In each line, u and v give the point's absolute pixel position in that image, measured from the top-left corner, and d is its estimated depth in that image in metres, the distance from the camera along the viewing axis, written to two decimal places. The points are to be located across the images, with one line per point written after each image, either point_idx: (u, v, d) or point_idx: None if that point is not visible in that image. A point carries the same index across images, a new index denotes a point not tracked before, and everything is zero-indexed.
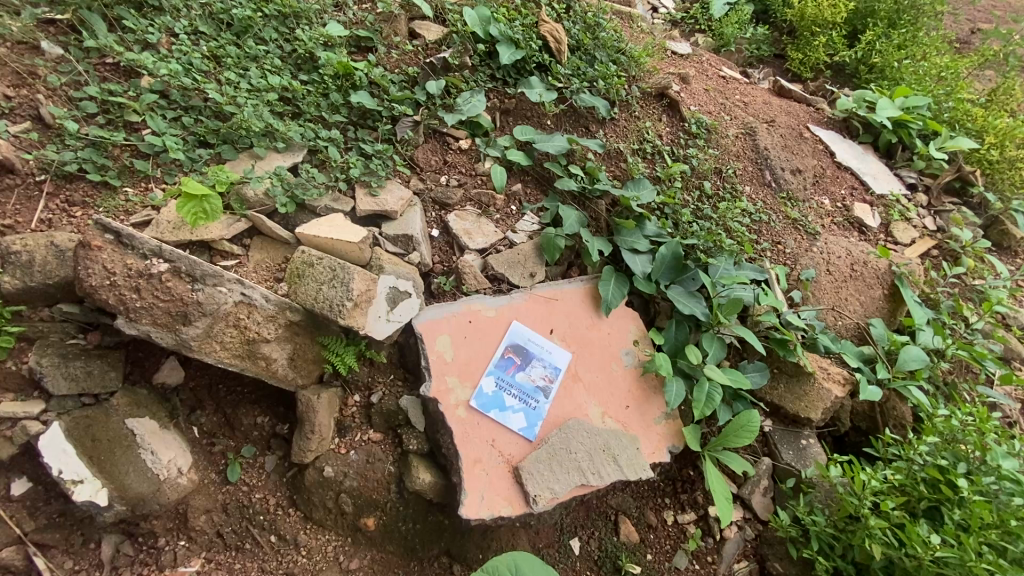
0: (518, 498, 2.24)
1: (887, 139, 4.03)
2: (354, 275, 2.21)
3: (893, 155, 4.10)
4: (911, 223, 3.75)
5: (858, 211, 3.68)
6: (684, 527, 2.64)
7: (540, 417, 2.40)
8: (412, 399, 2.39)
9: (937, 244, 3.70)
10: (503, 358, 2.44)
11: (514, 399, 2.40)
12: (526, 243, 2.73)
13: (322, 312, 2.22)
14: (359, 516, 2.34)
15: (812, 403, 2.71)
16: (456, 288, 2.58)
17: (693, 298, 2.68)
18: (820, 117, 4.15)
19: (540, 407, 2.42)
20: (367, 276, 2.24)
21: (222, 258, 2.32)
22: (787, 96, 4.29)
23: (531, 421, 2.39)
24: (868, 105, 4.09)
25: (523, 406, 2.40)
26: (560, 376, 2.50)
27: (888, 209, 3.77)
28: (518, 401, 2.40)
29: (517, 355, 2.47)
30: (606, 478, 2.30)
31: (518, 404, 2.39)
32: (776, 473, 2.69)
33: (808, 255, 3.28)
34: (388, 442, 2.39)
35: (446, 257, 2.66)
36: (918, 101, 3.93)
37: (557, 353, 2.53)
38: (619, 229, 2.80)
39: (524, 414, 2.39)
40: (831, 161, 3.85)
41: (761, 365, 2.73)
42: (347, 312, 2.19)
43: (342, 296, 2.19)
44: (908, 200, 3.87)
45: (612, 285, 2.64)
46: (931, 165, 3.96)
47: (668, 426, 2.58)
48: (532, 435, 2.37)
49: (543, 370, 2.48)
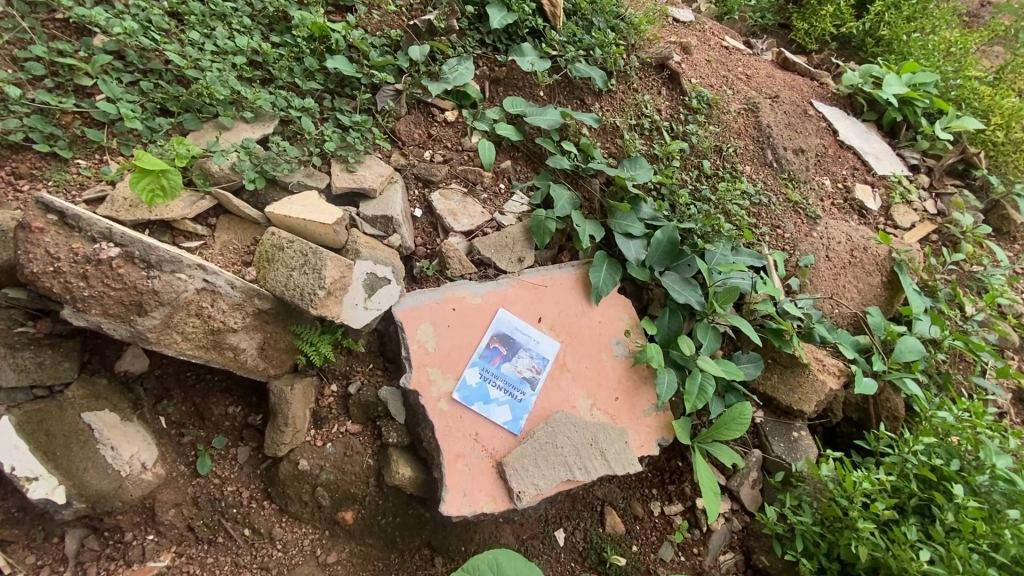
0: (501, 494, 2.14)
1: (892, 117, 3.87)
2: (327, 264, 2.02)
3: (897, 134, 3.95)
4: (911, 206, 3.65)
5: (858, 193, 3.57)
6: (670, 518, 2.59)
7: (526, 409, 2.29)
8: (392, 390, 2.28)
9: (936, 229, 3.61)
10: (488, 347, 2.32)
11: (499, 391, 2.28)
12: (514, 225, 2.56)
13: (292, 300, 2.03)
14: (337, 510, 2.26)
15: (805, 395, 2.62)
16: (440, 273, 2.43)
17: (688, 285, 2.58)
18: (824, 92, 3.96)
19: (527, 399, 2.30)
20: (342, 263, 2.07)
21: (186, 239, 2.15)
22: (791, 69, 4.09)
23: (517, 414, 2.27)
24: (874, 80, 3.91)
25: (509, 398, 2.28)
26: (548, 367, 2.38)
27: (890, 190, 3.66)
28: (503, 393, 2.28)
29: (503, 345, 2.34)
30: (593, 474, 2.21)
31: (503, 396, 2.28)
32: (765, 465, 2.63)
33: (807, 240, 3.15)
34: (367, 434, 2.29)
35: (429, 239, 2.50)
36: (925, 77, 3.78)
37: (545, 343, 2.41)
38: (613, 212, 2.67)
39: (510, 407, 2.27)
40: (833, 140, 3.70)
41: (755, 356, 2.63)
42: (319, 301, 2.01)
43: (313, 284, 2.01)
44: (909, 181, 3.76)
45: (604, 271, 2.51)
46: (935, 146, 3.83)
47: (659, 418, 2.46)
48: (518, 428, 2.25)
49: (529, 362, 2.36)
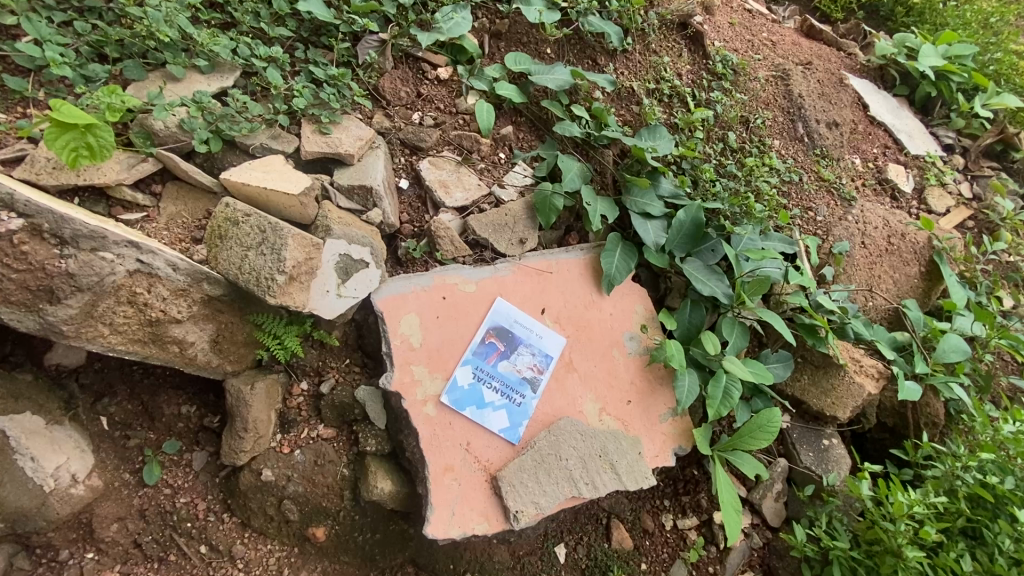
0: (495, 513, 1.85)
1: (926, 92, 3.50)
2: (288, 244, 1.64)
3: (930, 110, 3.59)
4: (946, 189, 3.31)
5: (892, 174, 3.22)
6: (684, 533, 2.32)
7: (525, 414, 1.98)
8: (370, 390, 1.96)
9: (973, 215, 3.28)
10: (483, 343, 2.00)
11: (494, 394, 1.97)
12: (516, 201, 2.21)
13: (247, 287, 1.67)
14: (307, 525, 1.97)
15: (840, 400, 2.32)
16: (429, 255, 2.10)
17: (713, 274, 2.24)
18: (853, 64, 3.56)
19: (526, 403, 2.00)
20: (307, 243, 1.69)
21: (125, 210, 1.81)
22: (816, 38, 3.67)
23: (515, 419, 1.97)
24: (908, 50, 3.53)
25: (506, 402, 1.98)
26: (552, 365, 2.07)
27: (923, 172, 3.31)
28: (500, 396, 1.97)
29: (501, 341, 2.03)
30: (601, 490, 1.91)
31: (500, 400, 1.97)
32: (791, 476, 2.35)
33: (842, 225, 2.81)
34: (342, 440, 1.99)
35: (417, 215, 2.15)
36: (963, 49, 3.41)
37: (549, 338, 2.09)
38: (629, 188, 2.33)
39: (507, 412, 1.97)
40: (864, 115, 3.33)
41: (786, 355, 2.32)
42: (278, 291, 1.66)
43: (269, 269, 1.64)
44: (944, 162, 3.41)
45: (617, 256, 2.18)
46: (971, 124, 3.48)
47: (676, 425, 2.16)
48: (515, 436, 1.95)
49: (530, 360, 2.05)
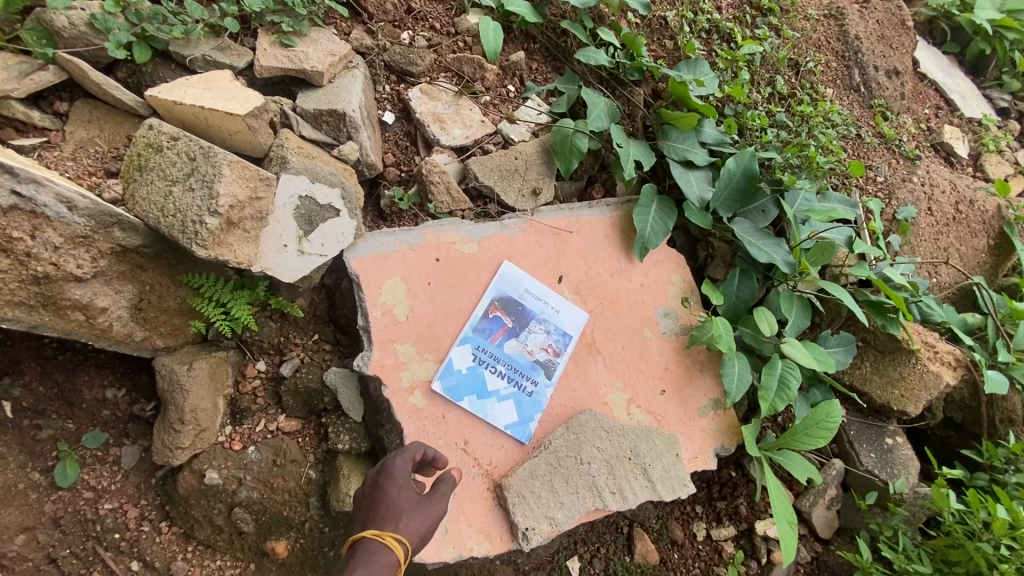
0: (499, 529, 1.48)
1: (977, 49, 3.05)
2: (224, 173, 1.18)
3: (985, 69, 3.14)
4: (1009, 155, 2.90)
5: (948, 137, 2.78)
6: (719, 546, 1.95)
7: (537, 406, 1.59)
8: (344, 373, 1.56)
9: None
10: (486, 317, 1.59)
11: (500, 381, 1.58)
12: (528, 141, 1.77)
13: (168, 233, 1.21)
14: (264, 538, 1.59)
15: (910, 392, 1.94)
16: (420, 207, 1.68)
17: (767, 237, 1.83)
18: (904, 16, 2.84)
19: (539, 392, 1.61)
20: (253, 176, 1.24)
21: (20, 134, 1.38)
22: None
23: (525, 412, 1.58)
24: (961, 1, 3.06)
25: (514, 390, 1.58)
26: (571, 346, 1.67)
27: (980, 136, 2.89)
28: (506, 384, 1.58)
29: (508, 315, 1.62)
30: (630, 502, 1.54)
31: (506, 388, 1.58)
32: (848, 481, 1.97)
33: (906, 187, 2.39)
34: (308, 433, 1.60)
35: (405, 158, 1.73)
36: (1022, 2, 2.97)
37: (567, 313, 1.69)
38: (666, 131, 1.91)
39: (515, 403, 1.58)
40: (915, 70, 2.91)
41: (848, 338, 1.92)
42: (211, 240, 1.19)
43: (196, 209, 1.17)
44: (1001, 127, 2.98)
45: (653, 213, 1.76)
46: None
47: (717, 420, 1.78)
48: (525, 433, 1.56)
49: (544, 339, 1.65)
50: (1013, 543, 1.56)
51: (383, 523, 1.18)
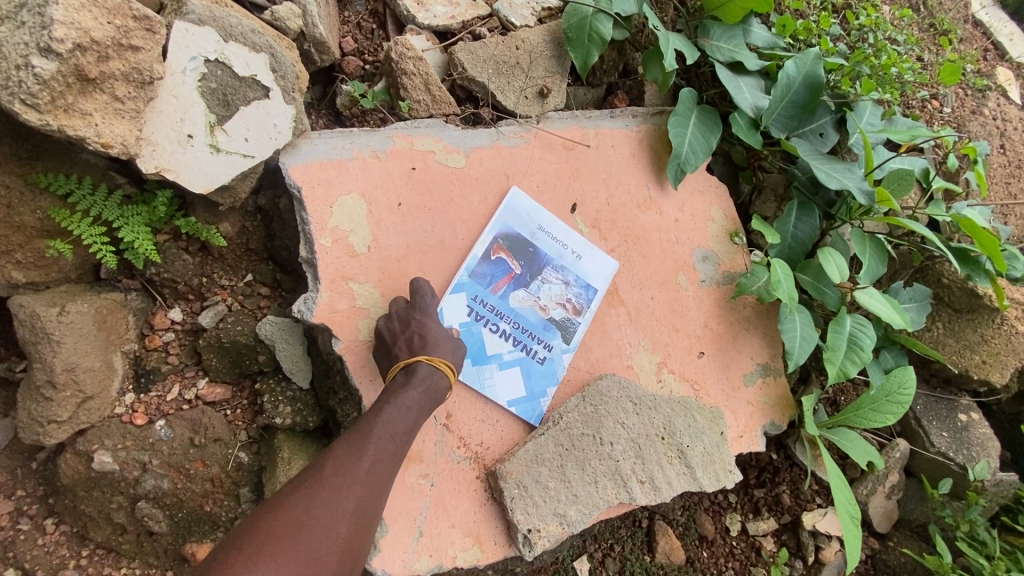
0: (493, 531, 1.11)
1: None
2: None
3: None
4: None
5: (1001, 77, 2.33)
6: (759, 543, 1.60)
7: (551, 378, 1.23)
8: (285, 325, 1.16)
9: None
10: (487, 260, 1.20)
11: (504, 344, 1.20)
12: (532, 28, 1.35)
13: None
14: (179, 541, 1.20)
15: (994, 357, 1.59)
16: (389, 108, 1.27)
17: (836, 161, 1.44)
18: None
19: (553, 359, 1.23)
20: (117, 7, 0.82)
21: None
22: None
23: (535, 386, 1.21)
24: None
25: (520, 356, 1.21)
26: (595, 302, 1.29)
27: None
28: (511, 347, 1.21)
29: (516, 257, 1.23)
30: (664, 494, 1.18)
31: (511, 352, 1.20)
32: (913, 465, 1.63)
33: (977, 120, 2.01)
34: (240, 405, 1.22)
35: (369, 44, 1.30)
36: None
37: (590, 257, 1.30)
38: (707, 26, 1.49)
39: (522, 372, 1.21)
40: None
41: (923, 293, 1.55)
42: (49, 99, 0.79)
43: (21, 47, 0.76)
44: None
45: (693, 126, 1.37)
46: None
47: (766, 390, 1.42)
48: (535, 411, 1.20)
49: (561, 292, 1.26)
50: None
51: (431, 351, 0.99)
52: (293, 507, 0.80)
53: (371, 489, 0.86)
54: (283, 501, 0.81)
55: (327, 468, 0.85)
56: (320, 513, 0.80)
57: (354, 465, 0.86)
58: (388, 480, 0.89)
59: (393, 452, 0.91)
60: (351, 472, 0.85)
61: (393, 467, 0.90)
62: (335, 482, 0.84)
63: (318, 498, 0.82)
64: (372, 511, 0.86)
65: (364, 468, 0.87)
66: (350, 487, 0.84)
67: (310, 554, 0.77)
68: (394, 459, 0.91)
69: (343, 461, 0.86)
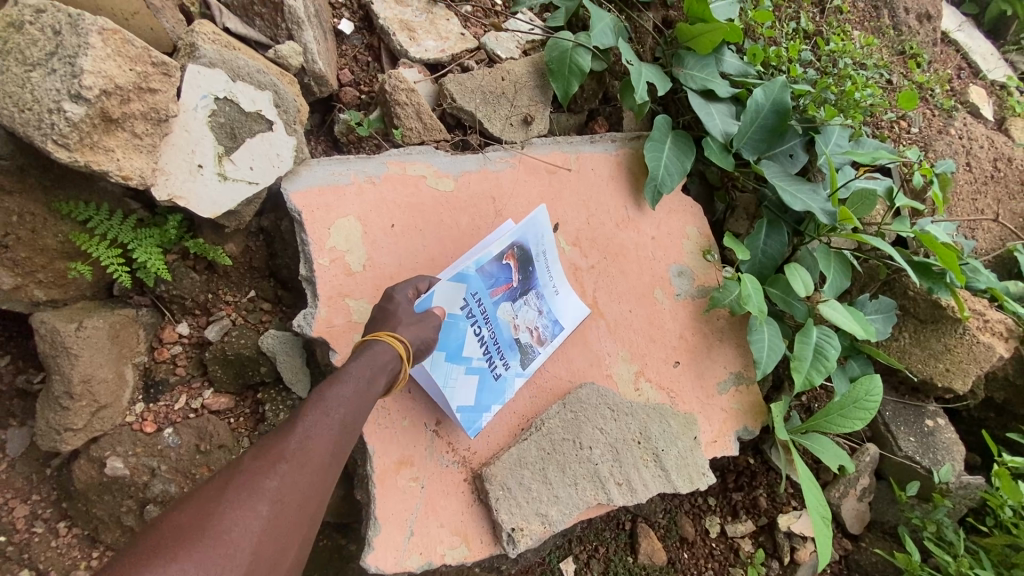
0: (479, 530, 1.19)
1: (999, 10, 2.72)
2: (92, 44, 0.87)
3: (1001, 33, 2.80)
4: None
5: (973, 95, 2.44)
6: (737, 544, 1.68)
7: (499, 396, 1.26)
8: (286, 338, 1.25)
9: None
10: (495, 262, 1.25)
11: (475, 351, 1.23)
12: (517, 60, 1.45)
13: (22, 133, 0.87)
14: None
15: (958, 365, 1.67)
16: (383, 136, 1.36)
17: (802, 183, 1.54)
18: None
19: (506, 378, 1.27)
20: (139, 55, 0.92)
21: None
22: None
23: (483, 399, 1.24)
24: None
25: (484, 365, 1.24)
26: (559, 337, 1.35)
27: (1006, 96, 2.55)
28: (481, 355, 1.23)
29: (519, 271, 1.30)
30: (641, 495, 1.26)
31: (479, 361, 1.23)
32: (883, 469, 1.71)
33: (943, 140, 2.12)
34: (243, 413, 1.30)
35: (366, 76, 1.40)
36: None
37: (566, 297, 1.38)
38: (682, 56, 1.60)
39: (478, 381, 1.23)
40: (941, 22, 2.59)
41: (889, 305, 1.65)
42: (78, 139, 0.88)
43: (54, 93, 0.85)
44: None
45: (668, 150, 1.46)
46: None
47: (739, 397, 1.50)
48: (474, 424, 1.21)
49: (535, 319, 1.33)
50: None
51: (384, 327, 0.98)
52: (206, 493, 0.71)
53: (301, 466, 0.77)
54: (196, 494, 0.73)
55: (250, 452, 0.77)
56: (234, 496, 0.71)
57: (281, 443, 0.78)
58: (323, 460, 0.80)
59: (332, 429, 0.83)
60: (275, 450, 0.77)
61: (331, 446, 0.81)
62: (256, 462, 0.76)
63: (234, 480, 0.73)
64: (302, 493, 0.76)
65: (293, 443, 0.79)
66: (274, 465, 0.76)
67: (218, 544, 0.67)
68: (332, 437, 0.82)
69: (268, 443, 0.78)
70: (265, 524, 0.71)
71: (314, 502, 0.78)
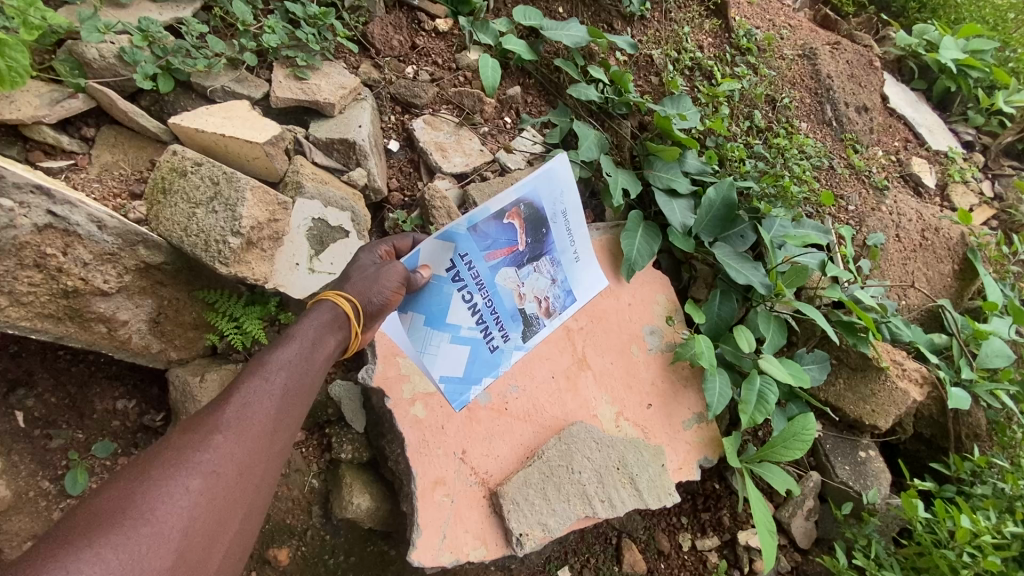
0: (495, 537, 1.55)
1: (944, 87, 2.96)
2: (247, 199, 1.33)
3: (946, 107, 3.04)
4: (968, 186, 2.81)
5: (916, 166, 2.74)
6: (705, 556, 2.02)
7: (486, 361, 1.65)
8: (348, 386, 1.65)
9: (993, 216, 2.77)
10: (499, 230, 1.60)
11: (464, 316, 1.59)
12: (523, 171, 1.90)
13: (192, 253, 1.33)
14: (266, 548, 1.59)
15: (881, 407, 2.05)
16: (421, 229, 1.78)
17: (747, 262, 1.96)
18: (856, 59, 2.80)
19: (495, 344, 1.66)
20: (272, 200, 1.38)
21: (50, 157, 1.47)
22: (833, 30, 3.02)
23: (473, 370, 1.63)
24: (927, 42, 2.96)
25: (471, 329, 1.61)
26: (567, 303, 1.78)
27: (946, 168, 2.80)
28: (466, 319, 1.60)
29: (526, 238, 1.66)
30: (618, 509, 1.63)
31: (466, 326, 1.60)
32: (825, 493, 2.07)
33: (875, 216, 2.53)
34: (312, 445, 1.68)
35: (409, 182, 1.84)
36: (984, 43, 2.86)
37: (583, 265, 1.80)
38: (652, 160, 2.05)
39: (466, 345, 1.61)
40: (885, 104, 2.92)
41: (822, 356, 2.04)
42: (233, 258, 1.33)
43: (221, 230, 1.30)
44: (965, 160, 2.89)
45: (639, 238, 1.88)
46: (991, 122, 2.97)
47: (699, 431, 1.88)
48: (459, 391, 1.61)
49: (546, 289, 1.74)
50: (975, 551, 1.69)
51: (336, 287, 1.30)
52: (132, 472, 0.95)
53: (234, 436, 1.04)
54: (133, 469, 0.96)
55: (182, 431, 1.03)
56: (165, 471, 0.96)
57: (215, 419, 1.05)
58: (258, 426, 1.07)
59: (263, 398, 1.11)
60: (207, 425, 1.03)
61: (264, 415, 1.09)
62: (194, 437, 1.01)
63: (169, 454, 0.98)
64: (235, 457, 1.03)
65: (226, 419, 1.05)
66: (211, 436, 1.02)
67: (154, 509, 0.91)
68: (268, 407, 1.10)
69: (200, 423, 1.04)
70: (198, 491, 0.96)
71: (250, 463, 1.05)
